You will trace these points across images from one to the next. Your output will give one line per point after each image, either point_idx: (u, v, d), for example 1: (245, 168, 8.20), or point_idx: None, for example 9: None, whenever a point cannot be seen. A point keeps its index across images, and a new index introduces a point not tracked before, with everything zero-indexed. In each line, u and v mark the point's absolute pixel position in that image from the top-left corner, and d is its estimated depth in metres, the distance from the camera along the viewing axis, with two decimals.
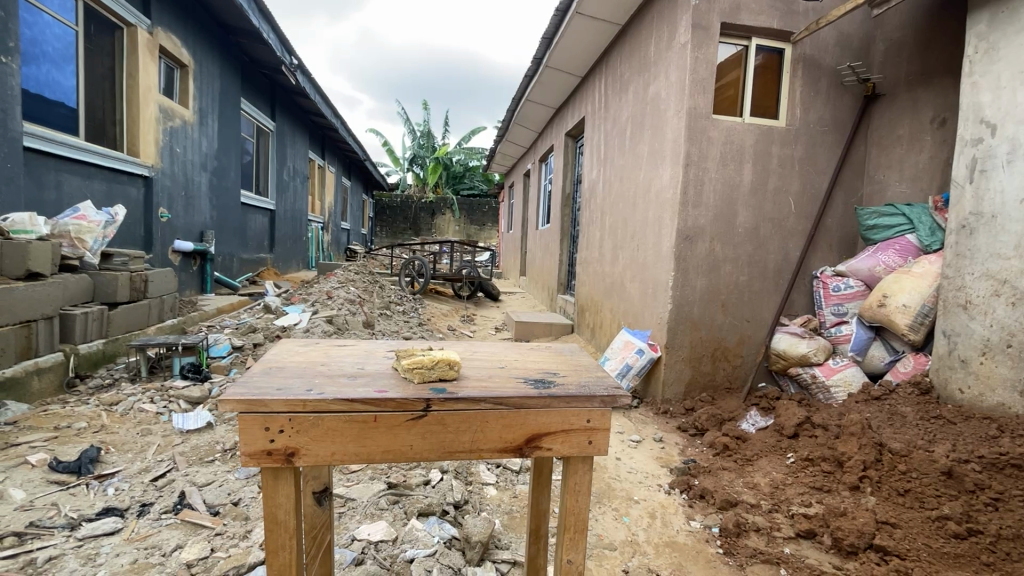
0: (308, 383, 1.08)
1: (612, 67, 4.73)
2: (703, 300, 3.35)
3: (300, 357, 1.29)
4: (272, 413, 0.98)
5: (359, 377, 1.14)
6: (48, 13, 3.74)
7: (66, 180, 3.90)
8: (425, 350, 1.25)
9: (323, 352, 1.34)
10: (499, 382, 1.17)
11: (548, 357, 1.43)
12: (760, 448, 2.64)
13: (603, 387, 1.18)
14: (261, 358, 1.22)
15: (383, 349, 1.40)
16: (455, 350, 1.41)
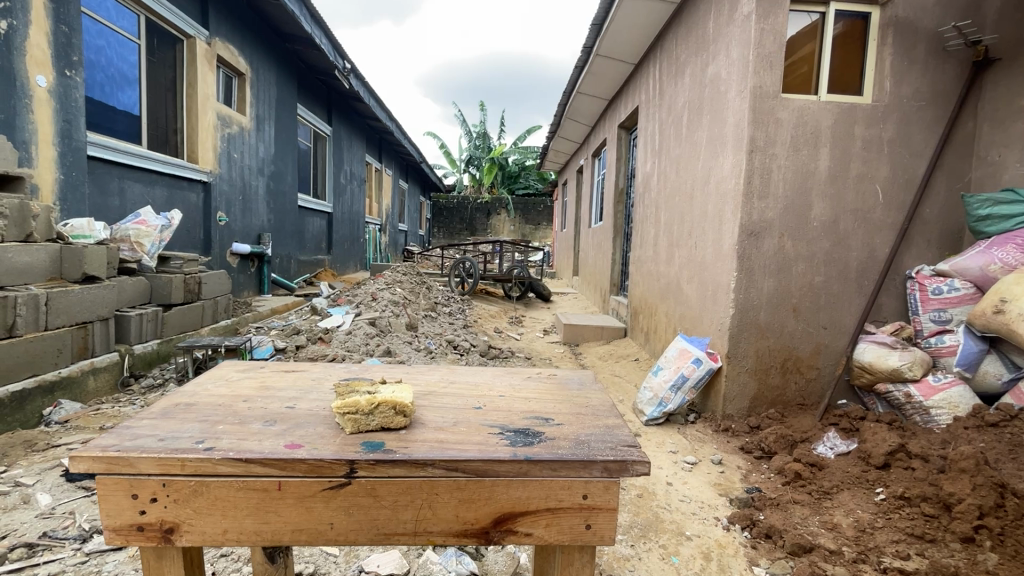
0: (196, 426, 1.05)
1: (667, 49, 4.37)
2: (771, 304, 2.96)
3: (228, 390, 1.30)
4: (141, 478, 0.94)
5: (276, 424, 1.09)
6: (112, 28, 3.92)
7: (129, 187, 4.09)
8: (366, 390, 1.19)
9: (260, 383, 1.37)
10: (460, 439, 1.04)
11: (558, 401, 1.30)
12: (841, 479, 2.24)
13: (607, 447, 1.04)
14: (173, 394, 1.24)
15: (332, 379, 1.42)
16: (408, 386, 1.36)
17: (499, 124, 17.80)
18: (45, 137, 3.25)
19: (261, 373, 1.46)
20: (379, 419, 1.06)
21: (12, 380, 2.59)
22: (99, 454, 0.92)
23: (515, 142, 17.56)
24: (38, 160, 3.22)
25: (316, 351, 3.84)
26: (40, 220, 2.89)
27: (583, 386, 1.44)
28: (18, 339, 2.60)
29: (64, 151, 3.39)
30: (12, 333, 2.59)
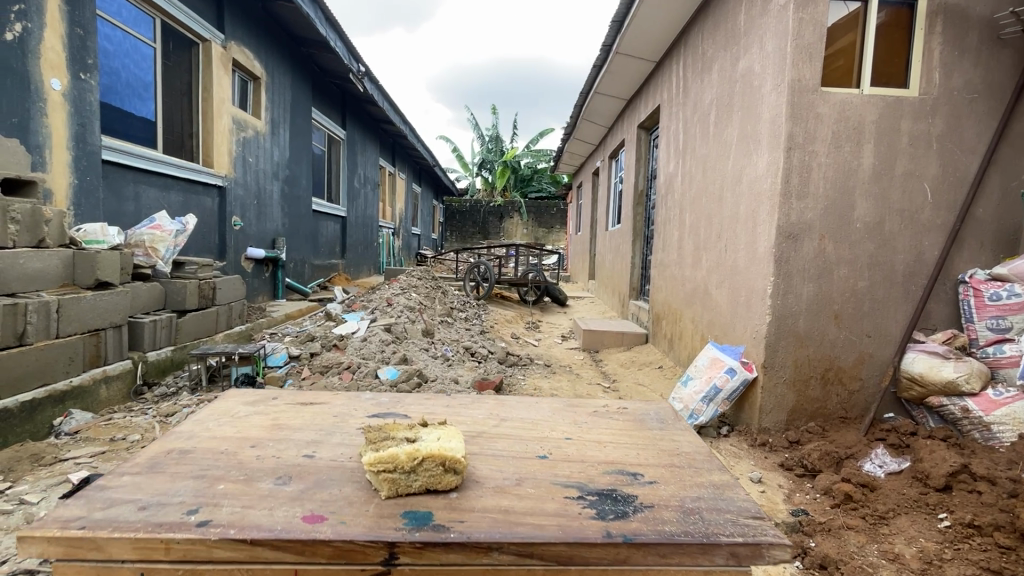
0: (187, 486, 0.96)
1: (691, 45, 4.22)
2: (811, 311, 2.78)
3: (232, 433, 1.21)
4: (114, 564, 0.82)
5: (289, 483, 0.98)
6: (127, 31, 3.87)
7: (144, 192, 4.04)
8: (396, 439, 1.08)
9: (272, 423, 1.27)
10: (527, 510, 0.93)
11: (639, 446, 1.23)
12: (897, 502, 2.07)
13: (730, 522, 0.94)
14: (166, 440, 1.15)
15: (356, 418, 1.33)
16: (457, 427, 1.28)
17: (512, 127, 17.76)
18: (59, 141, 3.19)
19: (273, 409, 1.38)
20: (426, 480, 0.98)
21: (22, 389, 2.52)
22: (58, 535, 0.81)
23: (528, 145, 17.45)
24: (52, 164, 3.16)
25: (331, 359, 3.74)
26: (52, 224, 2.82)
27: (660, 426, 1.37)
28: (28, 348, 2.53)
29: (78, 156, 3.34)
30: (22, 341, 2.51)
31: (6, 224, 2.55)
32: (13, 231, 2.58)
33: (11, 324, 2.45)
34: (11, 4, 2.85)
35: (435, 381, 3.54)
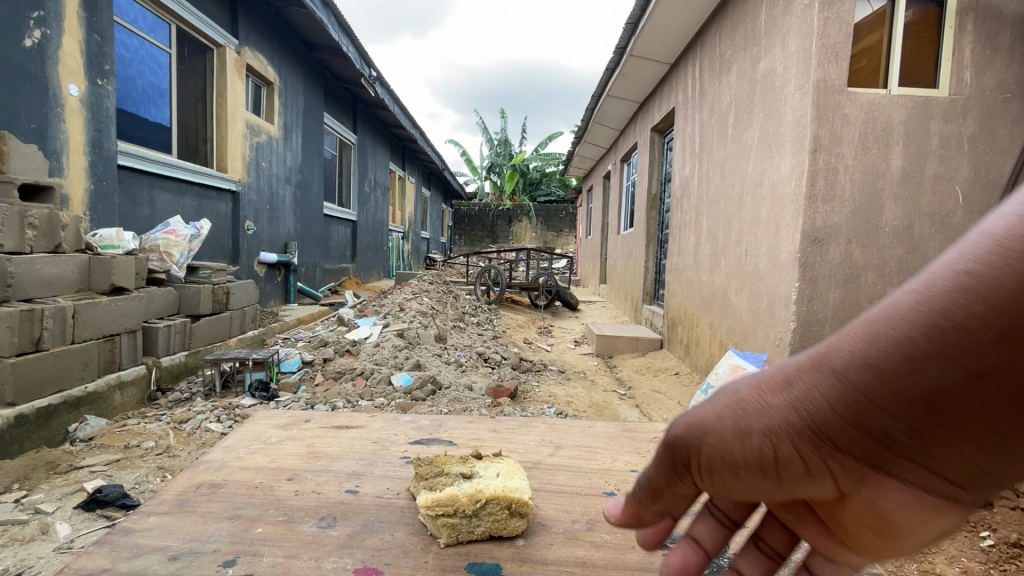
0: (223, 529, 0.91)
1: (708, 46, 4.16)
2: (837, 318, 2.70)
3: (261, 463, 1.17)
4: None
5: (336, 526, 0.93)
6: (143, 37, 3.88)
7: (159, 197, 4.04)
8: (450, 479, 1.03)
9: (309, 452, 1.23)
10: (608, 562, 0.88)
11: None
12: None
13: None
14: (191, 471, 1.11)
15: (398, 445, 1.29)
16: (511, 458, 1.23)
17: (521, 131, 17.75)
18: (76, 146, 3.20)
19: (307, 434, 1.34)
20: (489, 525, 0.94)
21: (38, 395, 2.50)
22: None
23: (537, 149, 17.42)
24: (69, 169, 3.16)
25: (344, 364, 3.71)
26: (68, 230, 2.81)
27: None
28: (45, 353, 2.51)
29: (95, 161, 3.34)
30: (38, 347, 2.50)
31: (24, 230, 2.56)
32: (30, 237, 2.59)
33: (27, 329, 2.44)
34: (30, 10, 2.87)
35: (449, 388, 3.49)
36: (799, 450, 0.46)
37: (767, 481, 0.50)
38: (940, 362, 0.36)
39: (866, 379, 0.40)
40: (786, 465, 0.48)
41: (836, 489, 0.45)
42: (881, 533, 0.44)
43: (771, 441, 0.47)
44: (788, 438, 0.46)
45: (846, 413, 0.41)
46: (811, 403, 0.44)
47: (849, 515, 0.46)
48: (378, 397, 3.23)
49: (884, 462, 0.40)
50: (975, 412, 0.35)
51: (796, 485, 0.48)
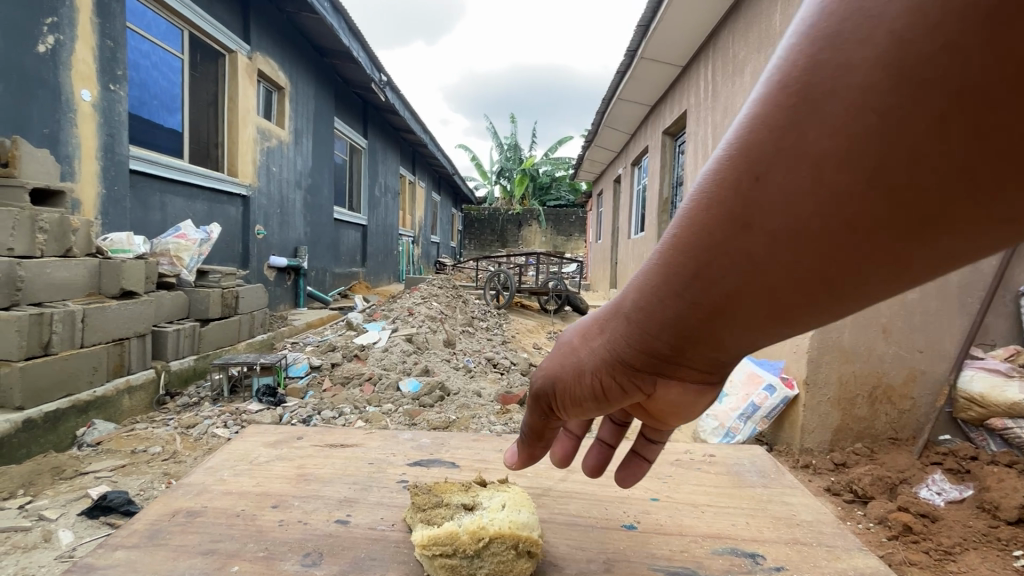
0: (206, 560, 0.84)
1: (721, 47, 4.09)
2: (857, 324, 2.62)
3: (255, 481, 1.11)
4: None
5: (317, 568, 0.82)
6: (156, 43, 3.90)
7: (170, 202, 4.06)
8: (450, 512, 0.94)
9: (298, 475, 1.13)
10: None
11: (746, 510, 1.04)
12: (964, 536, 1.95)
13: None
14: (182, 490, 1.06)
15: (396, 466, 1.20)
16: (519, 484, 1.12)
17: (530, 136, 17.78)
18: (88, 151, 3.22)
19: (299, 453, 1.25)
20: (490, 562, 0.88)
21: (46, 399, 2.50)
22: None
23: (547, 153, 17.41)
24: (81, 174, 3.18)
25: (353, 369, 3.69)
26: (79, 234, 2.82)
27: (763, 482, 1.16)
28: (53, 357, 2.51)
29: (107, 166, 3.36)
30: (47, 350, 2.50)
31: (35, 234, 2.56)
32: (41, 241, 2.59)
33: (37, 333, 2.44)
34: (44, 17, 2.89)
35: (458, 394, 3.43)
36: (611, 379, 0.66)
37: (603, 402, 0.70)
38: (671, 302, 0.54)
39: (640, 320, 0.58)
40: (610, 389, 0.68)
41: (645, 394, 0.66)
42: (679, 412, 0.68)
43: (598, 375, 0.67)
44: (606, 371, 0.66)
45: (635, 345, 0.61)
46: (612, 342, 0.64)
47: (659, 405, 0.69)
48: (386, 403, 3.19)
49: (665, 372, 0.61)
50: (691, 332, 0.55)
51: (620, 399, 0.69)
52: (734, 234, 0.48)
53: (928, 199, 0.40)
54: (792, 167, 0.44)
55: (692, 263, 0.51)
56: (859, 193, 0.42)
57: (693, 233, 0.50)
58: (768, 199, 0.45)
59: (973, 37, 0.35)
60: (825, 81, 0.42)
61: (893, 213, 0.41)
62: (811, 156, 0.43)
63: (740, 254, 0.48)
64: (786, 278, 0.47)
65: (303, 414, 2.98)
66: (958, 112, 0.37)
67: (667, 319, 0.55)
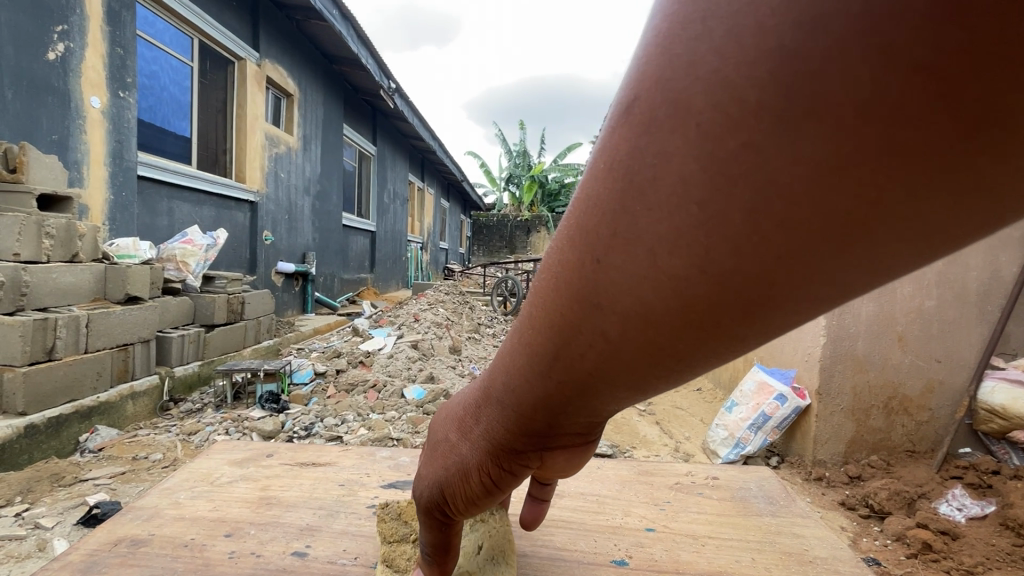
0: None
1: None
2: (873, 333, 2.54)
3: (234, 500, 1.07)
4: None
5: None
6: (166, 50, 3.94)
7: (177, 207, 4.07)
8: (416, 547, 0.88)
9: (263, 495, 1.09)
10: None
11: (751, 543, 0.97)
12: (986, 554, 1.86)
13: None
14: (155, 511, 1.02)
15: (368, 489, 1.14)
16: None
17: (540, 143, 17.82)
18: (97, 158, 3.24)
19: (265, 473, 1.20)
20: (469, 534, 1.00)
21: (49, 404, 2.49)
22: None
23: (556, 160, 17.40)
24: (89, 180, 3.20)
25: (358, 375, 3.67)
26: (86, 240, 2.82)
27: (772, 510, 1.09)
28: (58, 362, 2.51)
29: (115, 171, 3.38)
30: (51, 356, 2.50)
31: (41, 239, 2.55)
32: (47, 246, 2.58)
33: (41, 338, 2.43)
34: (54, 25, 2.93)
35: None
36: (494, 473, 0.62)
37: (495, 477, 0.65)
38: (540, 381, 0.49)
39: (513, 399, 0.54)
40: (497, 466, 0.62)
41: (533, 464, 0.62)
42: (569, 471, 0.65)
43: (483, 459, 0.62)
44: (490, 450, 0.61)
45: (513, 423, 0.56)
46: (492, 421, 0.59)
47: (550, 470, 0.65)
48: (389, 410, 3.15)
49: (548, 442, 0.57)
50: (565, 407, 0.50)
51: (511, 482, 0.65)
52: (587, 316, 0.42)
53: (784, 281, 0.34)
54: (633, 250, 0.38)
55: (550, 343, 0.46)
56: (713, 280, 0.35)
57: (549, 312, 0.45)
58: (616, 282, 0.39)
59: (813, 104, 0.29)
60: (658, 150, 0.36)
61: (750, 298, 0.36)
62: (652, 239, 0.37)
63: (596, 334, 0.42)
64: (648, 360, 0.42)
65: (305, 421, 2.95)
66: (803, 190, 0.31)
67: (540, 396, 0.50)
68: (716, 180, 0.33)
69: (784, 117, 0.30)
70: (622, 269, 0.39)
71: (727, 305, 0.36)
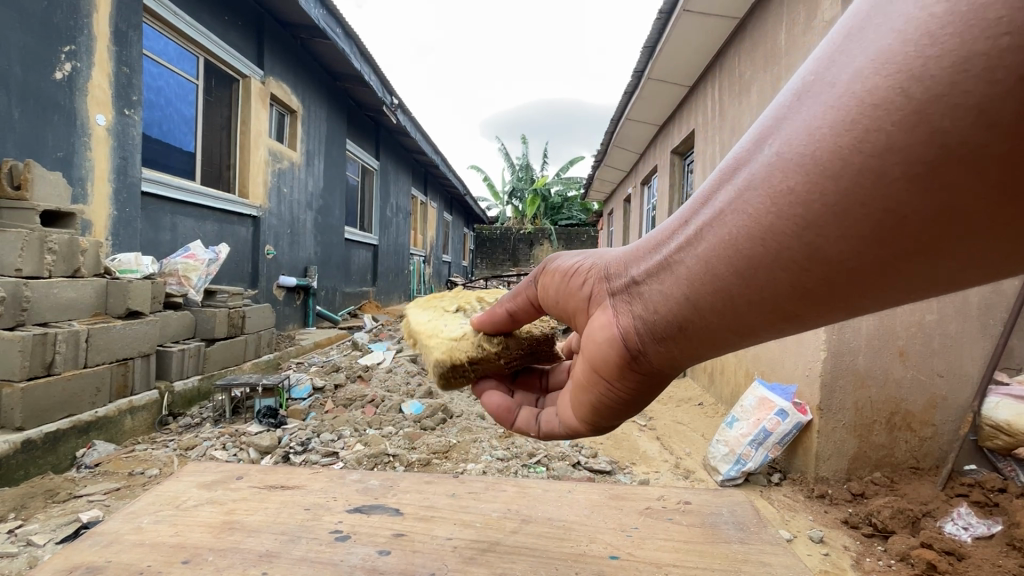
0: None
1: (727, 67, 4.11)
2: (874, 347, 2.52)
3: (207, 524, 1.07)
4: None
5: None
6: (172, 69, 4.02)
7: (180, 222, 4.11)
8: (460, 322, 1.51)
9: (229, 520, 1.08)
10: None
11: (718, 572, 0.94)
12: None
13: None
14: (127, 536, 1.02)
15: (334, 514, 1.13)
16: (462, 540, 1.03)
17: (543, 158, 17.91)
18: (101, 174, 3.28)
19: (231, 496, 1.19)
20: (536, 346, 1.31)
21: (48, 419, 2.49)
22: None
23: (558, 174, 17.44)
24: (94, 197, 3.25)
25: (356, 391, 3.65)
26: (88, 255, 2.85)
27: (741, 537, 1.07)
28: (57, 378, 2.51)
29: (119, 188, 3.42)
30: (50, 371, 2.50)
31: (43, 255, 2.57)
32: (49, 262, 2.61)
33: (40, 354, 2.44)
34: (62, 45, 2.99)
35: (461, 417, 3.37)
36: (594, 283, 0.93)
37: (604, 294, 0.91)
38: (706, 196, 0.73)
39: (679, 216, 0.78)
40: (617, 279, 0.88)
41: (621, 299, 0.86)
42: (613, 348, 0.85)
43: (617, 266, 0.89)
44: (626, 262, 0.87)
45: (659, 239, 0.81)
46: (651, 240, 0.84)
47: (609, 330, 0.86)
48: (387, 425, 3.13)
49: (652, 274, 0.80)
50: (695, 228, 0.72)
51: (602, 304, 0.91)
52: (762, 149, 0.64)
53: (890, 161, 0.51)
54: (831, 94, 0.56)
55: (739, 163, 0.68)
56: (833, 151, 0.55)
57: (752, 140, 0.67)
58: (804, 118, 0.59)
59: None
60: (870, 45, 0.53)
61: (849, 175, 0.54)
62: (807, 123, 0.58)
63: (764, 158, 0.63)
64: (771, 203, 0.61)
65: (301, 436, 2.94)
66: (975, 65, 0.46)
67: (692, 211, 0.75)
68: (877, 83, 0.52)
69: (955, 44, 0.46)
70: (777, 144, 0.62)
71: (828, 175, 0.55)
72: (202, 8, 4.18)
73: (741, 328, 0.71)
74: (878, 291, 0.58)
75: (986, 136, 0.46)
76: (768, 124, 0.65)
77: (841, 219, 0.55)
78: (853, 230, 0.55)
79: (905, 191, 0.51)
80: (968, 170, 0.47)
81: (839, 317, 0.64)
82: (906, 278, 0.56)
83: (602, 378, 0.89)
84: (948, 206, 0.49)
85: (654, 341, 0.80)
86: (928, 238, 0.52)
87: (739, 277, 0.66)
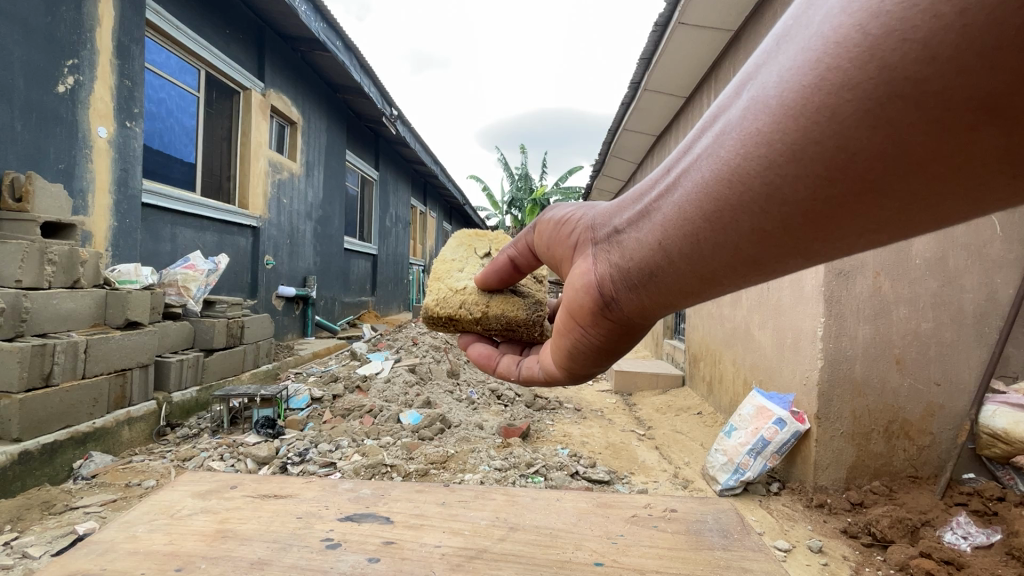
0: None
1: (722, 78, 4.16)
2: (869, 354, 2.53)
3: (200, 533, 1.07)
4: None
5: None
6: (172, 81, 4.06)
7: (180, 233, 4.13)
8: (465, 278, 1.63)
9: (223, 529, 1.09)
10: None
11: None
12: None
13: None
14: (120, 546, 1.02)
15: (325, 522, 1.13)
16: (450, 547, 1.03)
17: (542, 168, 18.04)
18: (102, 185, 3.31)
19: (225, 506, 1.19)
20: (512, 325, 1.47)
21: (45, 431, 2.49)
22: None
23: (558, 184, 17.54)
24: (94, 208, 3.26)
25: (354, 401, 3.65)
26: (87, 266, 2.86)
27: (724, 544, 1.07)
28: (55, 389, 2.51)
29: (119, 199, 3.44)
30: (49, 382, 2.50)
31: (43, 266, 2.58)
32: (49, 273, 2.61)
33: (39, 365, 2.44)
34: (65, 59, 3.04)
35: (459, 427, 3.37)
36: (581, 233, 0.98)
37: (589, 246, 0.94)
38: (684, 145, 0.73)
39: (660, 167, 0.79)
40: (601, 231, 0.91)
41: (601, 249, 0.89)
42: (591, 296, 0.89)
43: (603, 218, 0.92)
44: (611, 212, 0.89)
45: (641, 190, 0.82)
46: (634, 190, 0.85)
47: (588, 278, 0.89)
48: (385, 436, 3.12)
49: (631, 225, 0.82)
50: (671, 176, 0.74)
51: (585, 256, 0.94)
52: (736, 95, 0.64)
53: (846, 98, 0.50)
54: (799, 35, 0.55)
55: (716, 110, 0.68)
56: (795, 90, 0.55)
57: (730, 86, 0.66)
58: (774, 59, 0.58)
59: None
60: None
61: (807, 114, 0.53)
62: (776, 66, 0.58)
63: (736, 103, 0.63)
64: (736, 146, 0.62)
65: (298, 447, 2.93)
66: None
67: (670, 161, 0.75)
68: (841, 22, 0.50)
69: None
70: (750, 88, 0.62)
71: (789, 114, 0.55)
72: (203, 22, 4.23)
73: (705, 272, 0.71)
74: (832, 232, 0.58)
75: (931, 70, 0.45)
76: (746, 71, 0.64)
77: (799, 158, 0.55)
78: (809, 169, 0.55)
79: (855, 128, 0.50)
80: (915, 107, 0.47)
81: (799, 261, 0.64)
82: (860, 219, 0.56)
83: (578, 324, 0.93)
84: (894, 144, 0.49)
85: (627, 288, 0.83)
86: (877, 177, 0.52)
87: (706, 220, 0.67)
